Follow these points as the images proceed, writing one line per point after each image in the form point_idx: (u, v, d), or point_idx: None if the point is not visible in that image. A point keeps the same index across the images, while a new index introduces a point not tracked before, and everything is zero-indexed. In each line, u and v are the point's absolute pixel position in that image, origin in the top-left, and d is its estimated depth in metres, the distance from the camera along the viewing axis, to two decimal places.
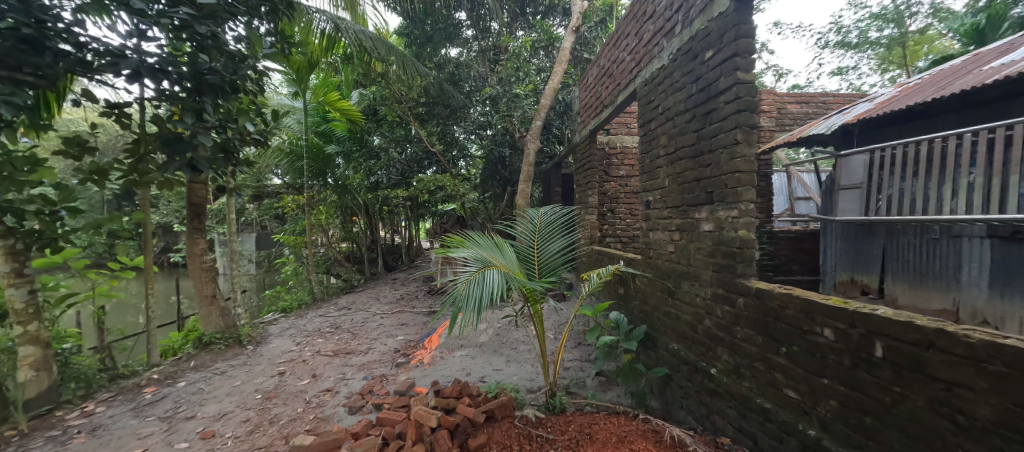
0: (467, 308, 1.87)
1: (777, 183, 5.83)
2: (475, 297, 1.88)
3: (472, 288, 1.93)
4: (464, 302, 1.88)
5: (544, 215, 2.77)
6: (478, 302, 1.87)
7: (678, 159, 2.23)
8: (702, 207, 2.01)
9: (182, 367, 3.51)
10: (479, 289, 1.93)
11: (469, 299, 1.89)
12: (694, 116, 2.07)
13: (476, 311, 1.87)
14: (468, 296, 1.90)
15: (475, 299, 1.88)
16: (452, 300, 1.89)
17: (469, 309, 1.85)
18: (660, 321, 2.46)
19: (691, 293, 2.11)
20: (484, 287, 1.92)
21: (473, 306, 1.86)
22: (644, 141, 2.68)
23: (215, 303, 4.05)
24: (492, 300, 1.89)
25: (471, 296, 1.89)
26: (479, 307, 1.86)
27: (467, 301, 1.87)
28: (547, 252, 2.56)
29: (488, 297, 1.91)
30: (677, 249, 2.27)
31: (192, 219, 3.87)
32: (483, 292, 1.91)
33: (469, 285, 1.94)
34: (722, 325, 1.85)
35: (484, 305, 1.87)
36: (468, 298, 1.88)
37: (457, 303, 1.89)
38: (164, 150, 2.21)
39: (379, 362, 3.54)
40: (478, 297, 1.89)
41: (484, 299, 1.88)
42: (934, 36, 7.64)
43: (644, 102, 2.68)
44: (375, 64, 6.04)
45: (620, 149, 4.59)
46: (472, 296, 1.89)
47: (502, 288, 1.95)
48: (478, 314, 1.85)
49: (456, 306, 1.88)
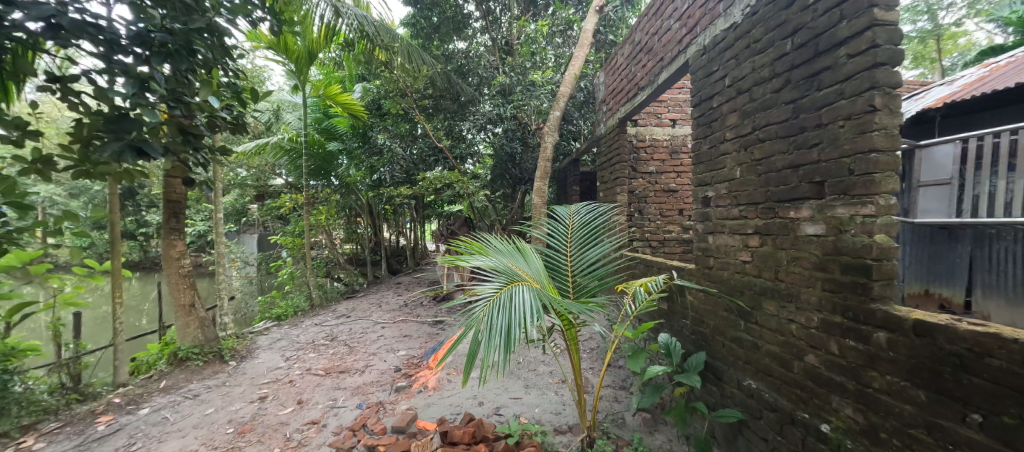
0: (491, 340, 1.30)
1: None
2: (502, 326, 1.32)
3: (497, 312, 1.36)
4: (486, 332, 1.32)
5: (576, 216, 2.26)
6: (506, 333, 1.30)
7: (759, 143, 1.72)
8: (803, 203, 1.49)
9: (151, 388, 3.04)
10: (505, 316, 1.35)
11: (493, 327, 1.32)
12: (789, 83, 1.56)
13: (503, 345, 1.29)
14: (492, 323, 1.33)
15: (501, 328, 1.31)
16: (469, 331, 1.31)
17: (494, 343, 1.28)
18: (725, 349, 1.95)
19: (780, 319, 1.60)
20: (515, 312, 1.35)
21: (499, 338, 1.29)
22: (700, 124, 2.18)
23: (194, 313, 3.58)
24: (526, 331, 1.31)
25: (496, 324, 1.32)
26: (509, 340, 1.28)
27: (491, 331, 1.30)
28: (583, 260, 2.02)
29: (520, 323, 1.34)
30: (754, 257, 1.76)
31: (169, 218, 3.42)
32: (510, 319, 1.33)
33: (492, 309, 1.37)
34: (843, 365, 1.34)
35: (517, 337, 1.29)
36: (492, 327, 1.31)
37: (475, 333, 1.32)
38: (104, 128, 1.74)
39: (376, 385, 3.05)
40: (506, 325, 1.32)
41: (515, 329, 1.31)
42: (967, 30, 7.08)
43: (700, 76, 2.17)
44: (379, 53, 5.57)
45: (649, 142, 4.07)
46: (497, 324, 1.32)
47: (540, 311, 1.37)
48: (507, 349, 1.27)
49: (473, 338, 1.31)
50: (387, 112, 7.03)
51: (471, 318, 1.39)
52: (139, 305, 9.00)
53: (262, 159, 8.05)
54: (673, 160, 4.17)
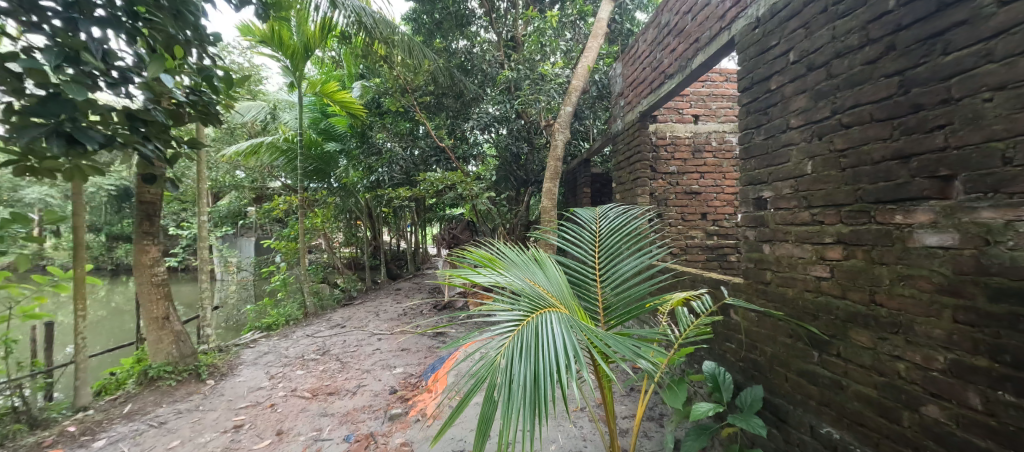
0: (511, 400, 0.87)
1: None
2: (527, 379, 0.89)
3: (518, 358, 0.94)
4: (503, 387, 0.90)
5: (603, 221, 1.89)
6: (532, 389, 0.88)
7: (842, 130, 1.37)
8: (920, 205, 1.13)
9: (112, 414, 2.70)
10: (530, 362, 0.92)
11: (514, 382, 0.89)
12: (892, 50, 1.21)
13: (530, 408, 0.87)
14: (512, 374, 0.91)
15: (525, 382, 0.89)
16: (478, 390, 0.90)
17: (516, 407, 0.85)
18: (791, 384, 1.59)
19: (879, 354, 1.25)
20: (544, 355, 0.93)
21: (524, 398, 0.87)
22: (751, 111, 1.83)
23: (169, 327, 3.23)
24: (561, 385, 0.89)
25: (518, 376, 0.90)
26: (537, 400, 0.86)
27: (510, 387, 0.88)
28: (615, 275, 1.63)
29: (553, 369, 0.91)
30: (836, 274, 1.39)
31: (142, 221, 3.08)
32: (538, 367, 0.91)
33: (511, 351, 0.96)
34: (991, 427, 0.98)
35: (549, 395, 0.86)
36: (512, 381, 0.89)
37: (488, 390, 0.91)
38: (25, 109, 1.35)
39: (367, 412, 2.68)
40: (532, 376, 0.90)
41: (546, 382, 0.88)
42: None
43: (751, 54, 1.82)
44: (377, 47, 5.24)
45: (670, 139, 3.72)
46: (519, 374, 0.90)
47: (581, 353, 0.95)
48: (536, 415, 0.85)
49: (486, 398, 0.89)
50: (387, 111, 6.71)
51: (482, 365, 0.98)
52: (130, 309, 8.68)
53: (257, 160, 7.74)
54: (695, 160, 3.80)
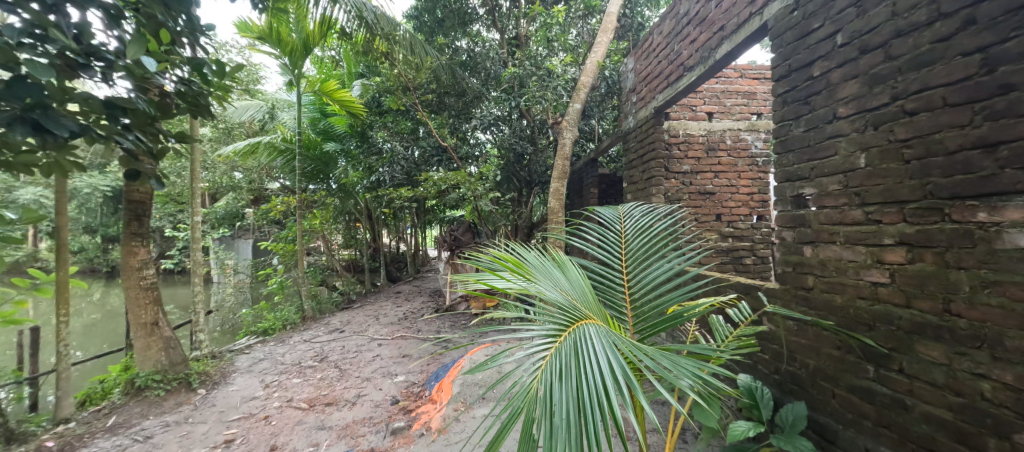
0: (554, 440, 0.72)
1: None
2: (571, 412, 0.73)
3: (558, 385, 0.78)
4: (543, 422, 0.74)
5: (629, 220, 1.74)
6: (579, 423, 0.72)
7: (905, 118, 1.23)
8: (1011, 200, 0.98)
9: (95, 428, 2.53)
10: (572, 389, 0.77)
11: (555, 416, 0.73)
12: (971, 25, 1.06)
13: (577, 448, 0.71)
14: (552, 405, 0.75)
15: (568, 415, 0.73)
16: (512, 426, 0.74)
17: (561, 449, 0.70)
18: (839, 401, 1.45)
19: (956, 371, 1.10)
20: (589, 381, 0.77)
21: (570, 437, 0.71)
22: (789, 102, 1.68)
23: (158, 333, 3.06)
24: (614, 417, 0.73)
25: (559, 408, 0.74)
26: (586, 440, 0.70)
27: (550, 423, 0.73)
28: (645, 280, 1.46)
29: (600, 397, 0.76)
30: (899, 279, 1.24)
31: (130, 221, 2.91)
32: (582, 395, 0.75)
33: (548, 375, 0.80)
34: None
35: (600, 432, 0.71)
36: (553, 415, 0.73)
37: (524, 426, 0.75)
38: None
39: (367, 425, 2.52)
40: (576, 407, 0.74)
41: (596, 415, 0.72)
42: None
43: (789, 39, 1.67)
44: (378, 44, 5.08)
45: (683, 137, 3.56)
46: (560, 405, 0.75)
47: (632, 376, 0.79)
48: None
49: (523, 436, 0.73)
50: (388, 110, 6.55)
51: (513, 393, 0.82)
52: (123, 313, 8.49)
53: (254, 160, 7.57)
54: (710, 158, 3.64)
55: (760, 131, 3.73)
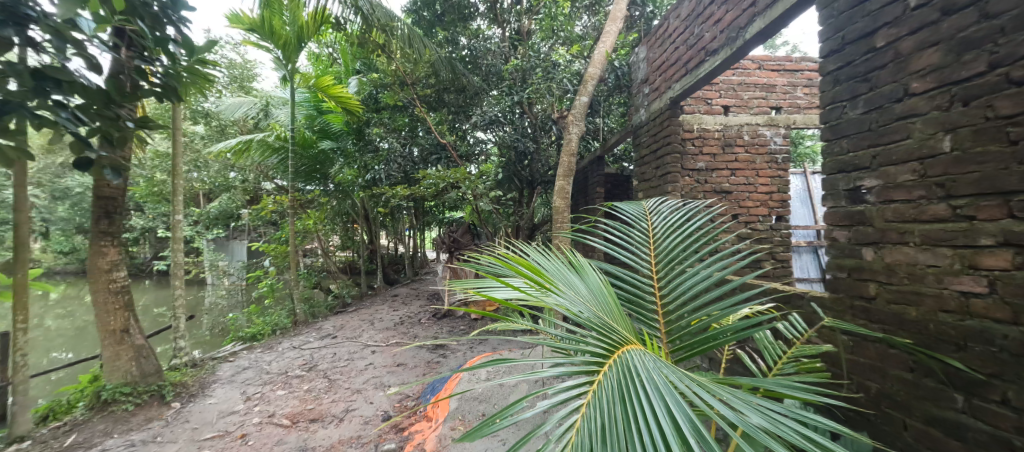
0: None
1: (795, 189, 4.05)
2: None
3: None
4: None
5: (656, 217, 1.50)
6: None
7: (1009, 89, 0.99)
8: None
9: (51, 447, 2.28)
10: None
11: None
12: None
13: None
14: None
15: None
16: None
17: None
18: (914, 435, 1.20)
19: None
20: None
21: None
22: (842, 80, 1.45)
23: (129, 341, 2.81)
24: None
25: None
26: None
27: None
28: (680, 287, 1.21)
29: None
30: (1006, 288, 0.99)
31: (99, 218, 2.66)
32: None
33: (585, 440, 0.54)
34: None
35: None
36: None
37: None
38: None
39: (353, 446, 2.27)
40: None
41: None
42: None
43: (843, 7, 1.44)
44: (373, 35, 4.83)
45: (697, 132, 3.33)
46: None
47: (705, 439, 0.54)
48: None
49: None
50: (385, 107, 6.32)
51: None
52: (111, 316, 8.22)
53: (247, 158, 7.33)
54: (726, 155, 3.40)
55: (779, 126, 3.49)
